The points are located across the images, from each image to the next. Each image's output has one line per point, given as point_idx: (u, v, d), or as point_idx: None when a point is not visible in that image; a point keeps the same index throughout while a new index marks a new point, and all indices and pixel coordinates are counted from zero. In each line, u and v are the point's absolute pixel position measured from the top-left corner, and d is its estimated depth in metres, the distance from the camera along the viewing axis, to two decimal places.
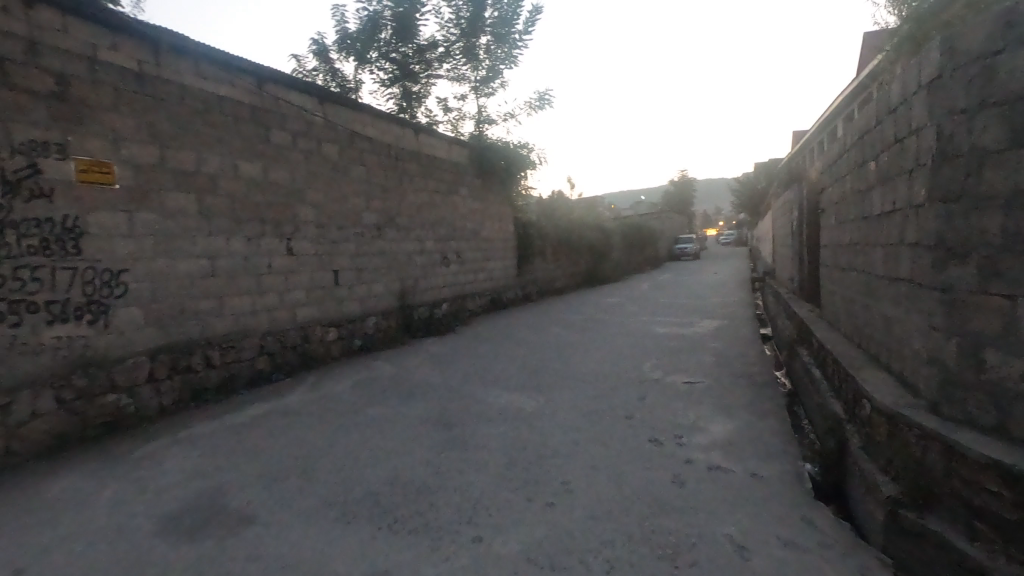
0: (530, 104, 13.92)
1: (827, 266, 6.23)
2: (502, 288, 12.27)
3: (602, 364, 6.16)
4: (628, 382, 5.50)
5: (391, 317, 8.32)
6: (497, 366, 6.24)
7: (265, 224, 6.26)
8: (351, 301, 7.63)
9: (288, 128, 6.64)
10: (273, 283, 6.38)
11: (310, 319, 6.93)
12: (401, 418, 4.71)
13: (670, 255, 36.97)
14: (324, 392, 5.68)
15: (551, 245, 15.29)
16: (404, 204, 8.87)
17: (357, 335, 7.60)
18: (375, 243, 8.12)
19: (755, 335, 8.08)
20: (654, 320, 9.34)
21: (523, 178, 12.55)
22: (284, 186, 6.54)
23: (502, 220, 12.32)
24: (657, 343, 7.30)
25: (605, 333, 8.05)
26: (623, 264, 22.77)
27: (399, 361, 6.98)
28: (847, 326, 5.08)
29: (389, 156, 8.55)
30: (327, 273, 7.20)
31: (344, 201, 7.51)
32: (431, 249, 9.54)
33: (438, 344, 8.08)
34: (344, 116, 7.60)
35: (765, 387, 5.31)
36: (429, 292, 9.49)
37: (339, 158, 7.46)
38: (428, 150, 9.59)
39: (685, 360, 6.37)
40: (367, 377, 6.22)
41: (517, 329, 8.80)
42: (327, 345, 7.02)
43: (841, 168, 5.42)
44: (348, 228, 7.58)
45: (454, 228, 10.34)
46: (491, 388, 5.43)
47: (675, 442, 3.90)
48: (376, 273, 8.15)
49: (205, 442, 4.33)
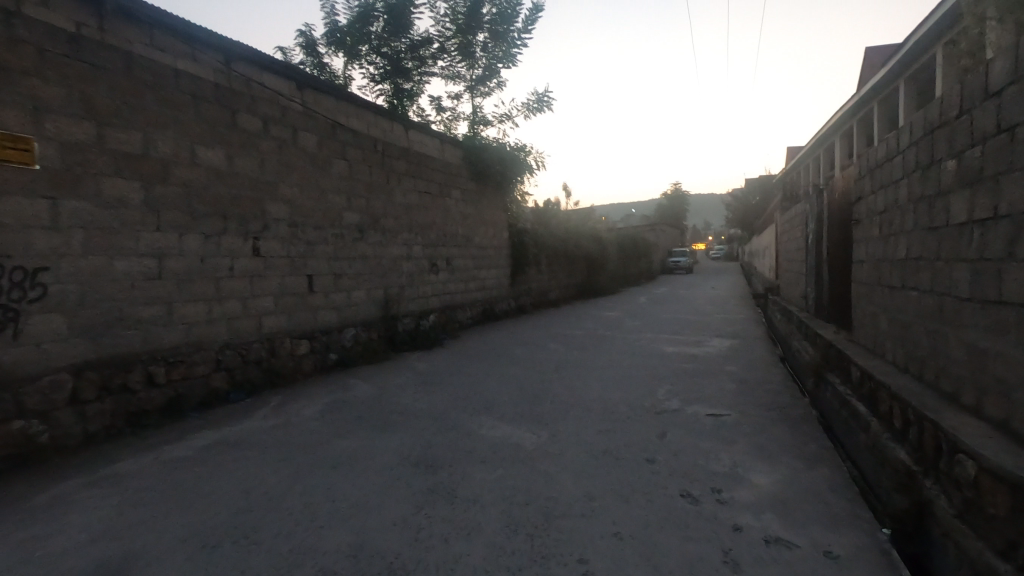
0: (528, 106, 13.26)
1: (865, 285, 5.54)
2: (494, 299, 11.50)
3: (610, 391, 5.39)
4: (643, 414, 4.73)
5: (373, 329, 7.51)
6: (491, 390, 5.46)
7: (228, 220, 5.46)
8: (327, 310, 6.81)
9: (258, 112, 5.84)
10: (236, 288, 5.57)
11: (279, 330, 6.12)
12: (374, 456, 3.90)
13: (663, 268, 36.45)
14: (288, 417, 4.86)
15: (546, 254, 14.56)
16: (391, 205, 8.10)
17: (334, 349, 6.78)
18: (357, 247, 7.32)
19: (773, 358, 7.35)
20: (660, 337, 8.60)
21: (519, 182, 11.83)
22: (253, 178, 5.75)
23: (496, 226, 11.58)
24: (668, 366, 6.56)
25: (608, 352, 7.29)
26: (618, 277, 22.11)
27: (379, 380, 6.17)
28: (901, 354, 4.38)
29: (375, 152, 7.80)
30: (300, 279, 6.39)
31: (322, 198, 6.72)
32: (419, 255, 8.75)
33: (425, 360, 7.28)
34: (325, 104, 6.85)
35: (802, 423, 4.58)
36: (415, 301, 8.68)
37: (318, 151, 6.68)
38: (418, 147, 8.84)
39: (703, 387, 5.63)
40: (341, 399, 5.40)
41: (512, 345, 8.02)
42: (297, 360, 6.19)
43: (889, 172, 4.76)
44: (325, 228, 6.78)
45: (445, 233, 9.58)
46: (484, 418, 4.64)
47: (713, 498, 3.14)
48: (357, 279, 7.35)
49: (130, 484, 3.50)
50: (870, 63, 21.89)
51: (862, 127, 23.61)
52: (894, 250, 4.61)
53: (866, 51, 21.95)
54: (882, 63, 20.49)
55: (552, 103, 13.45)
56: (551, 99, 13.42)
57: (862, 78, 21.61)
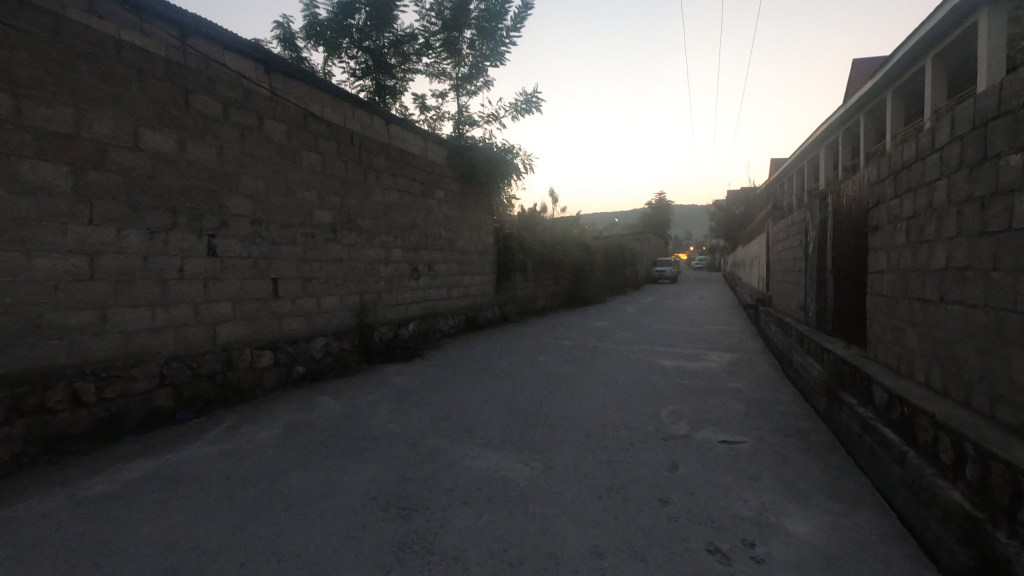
0: (516, 107, 12.75)
1: (885, 298, 5.07)
2: (478, 306, 10.90)
3: (609, 412, 4.83)
4: (648, 441, 4.17)
5: (345, 338, 6.87)
6: (474, 411, 4.85)
7: (178, 214, 4.80)
8: (294, 318, 6.16)
9: (218, 95, 5.20)
10: (186, 292, 4.90)
11: (238, 339, 5.45)
12: (335, 496, 3.28)
13: (648, 278, 36.20)
14: (239, 442, 4.21)
15: (532, 261, 14.02)
16: (368, 204, 7.48)
17: (300, 361, 6.12)
18: (329, 248, 6.68)
19: (777, 374, 6.87)
20: (655, 350, 8.08)
21: (506, 184, 11.29)
22: (209, 168, 5.10)
23: (481, 230, 11.00)
24: (668, 383, 6.04)
25: (602, 365, 6.75)
26: (604, 286, 21.67)
27: (348, 397, 5.52)
28: (938, 376, 3.89)
29: (352, 146, 7.18)
30: (263, 282, 5.74)
31: (290, 193, 6.08)
32: (398, 258, 8.13)
33: (402, 373, 6.66)
34: (296, 91, 6.23)
35: (826, 452, 4.07)
36: (393, 309, 8.04)
37: (287, 141, 6.05)
38: (398, 143, 8.25)
39: (710, 408, 5.09)
40: (304, 420, 4.76)
41: (498, 358, 7.42)
42: (257, 374, 5.52)
43: (920, 173, 4.30)
44: (294, 226, 6.14)
45: (427, 236, 8.97)
46: (467, 445, 4.04)
47: (745, 555, 2.59)
48: (329, 284, 6.70)
49: (28, 535, 2.84)
50: (858, 75, 21.89)
51: (848, 139, 23.63)
52: (927, 259, 4.14)
53: (853, 62, 21.95)
54: (870, 75, 20.47)
55: (541, 105, 12.96)
56: (539, 100, 12.93)
57: (850, 89, 21.59)
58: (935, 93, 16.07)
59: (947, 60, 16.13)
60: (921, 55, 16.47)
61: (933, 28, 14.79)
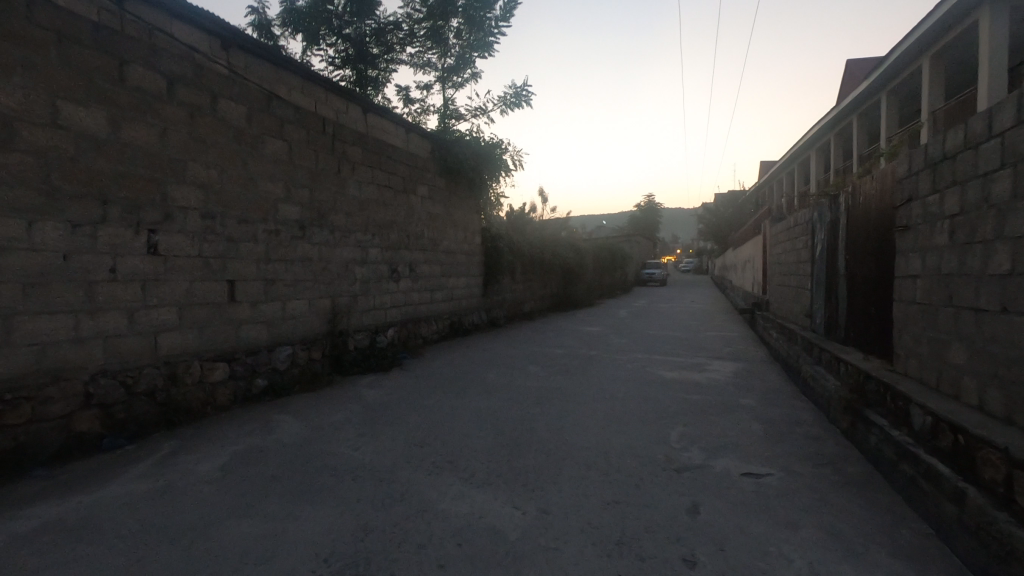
0: (505, 100, 12.13)
1: (919, 307, 4.51)
2: (464, 311, 10.23)
3: (610, 437, 4.20)
4: (658, 474, 3.56)
5: (314, 347, 6.18)
6: (454, 436, 4.21)
7: (110, 205, 4.11)
8: (254, 325, 5.47)
9: (163, 69, 4.50)
10: (120, 296, 4.20)
11: (185, 350, 4.75)
12: (277, 554, 2.62)
13: (638, 280, 35.80)
14: (173, 478, 3.52)
15: (521, 262, 13.39)
16: (343, 199, 6.79)
17: (261, 373, 5.43)
18: (296, 247, 5.99)
19: (789, 387, 6.29)
20: (654, 359, 7.48)
21: (494, 181, 10.64)
22: (150, 152, 4.41)
23: (467, 229, 10.35)
24: (674, 399, 5.43)
25: (598, 378, 6.14)
26: (594, 289, 21.15)
27: (313, 417, 4.84)
28: (1000, 399, 3.33)
29: (324, 135, 6.50)
30: (218, 285, 5.03)
31: (251, 184, 5.39)
32: (376, 259, 7.45)
33: (378, 387, 5.99)
34: (258, 71, 5.54)
35: (867, 487, 3.48)
36: (370, 314, 7.36)
37: (248, 126, 5.36)
38: (376, 134, 7.57)
39: (724, 430, 4.50)
40: (256, 447, 4.08)
41: (484, 369, 6.77)
42: (208, 390, 4.83)
43: (971, 162, 3.74)
44: (255, 222, 5.44)
45: (408, 235, 8.30)
46: (445, 483, 3.38)
47: None
48: (296, 287, 6.01)
49: None
50: (851, 76, 21.60)
51: (840, 141, 23.36)
52: (982, 262, 3.57)
53: (846, 63, 21.66)
54: (864, 76, 20.17)
55: (531, 98, 12.34)
56: (530, 94, 12.31)
57: (843, 90, 21.29)
58: (932, 93, 15.74)
59: (944, 61, 15.83)
60: (918, 55, 16.14)
61: (932, 27, 14.45)
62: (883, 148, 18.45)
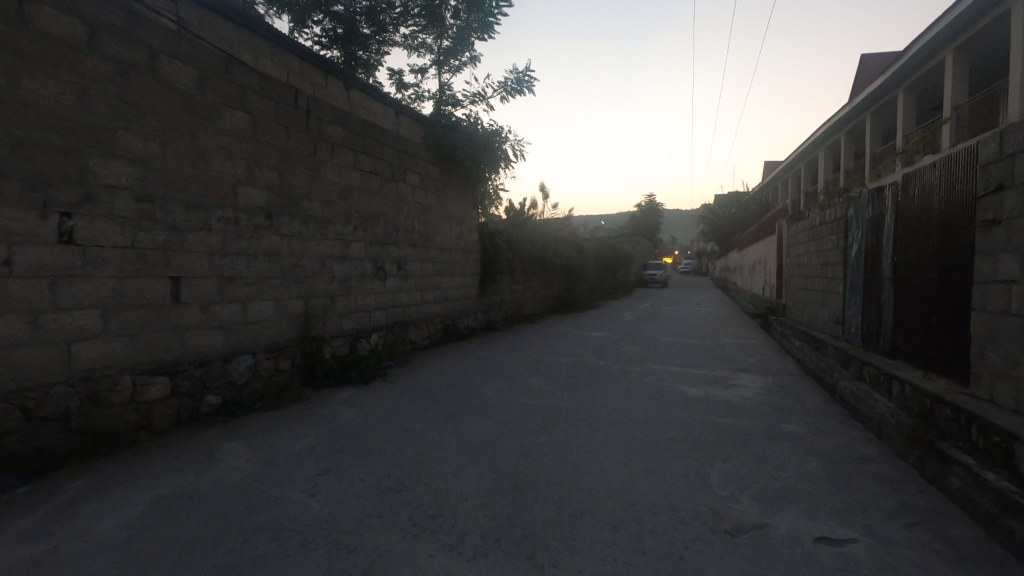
0: (506, 86, 11.26)
1: (1017, 319, 3.65)
2: (458, 313, 9.36)
3: (638, 483, 3.33)
4: (705, 539, 2.70)
5: (281, 357, 5.29)
6: (441, 479, 3.34)
7: (3, 179, 3.24)
8: (206, 331, 4.58)
9: (84, 14, 3.63)
10: (19, 295, 3.33)
11: (111, 363, 3.86)
12: None
13: (640, 281, 34.97)
14: (59, 540, 2.64)
15: (521, 261, 12.53)
16: (319, 185, 5.90)
17: (213, 389, 4.55)
18: (261, 239, 5.11)
19: (833, 408, 5.43)
20: (672, 372, 6.63)
21: (493, 171, 9.76)
22: (64, 117, 3.54)
23: (463, 224, 9.48)
24: (705, 425, 4.57)
25: (612, 397, 5.28)
26: (596, 290, 20.32)
27: (269, 445, 3.96)
28: None
29: (298, 109, 5.60)
30: (157, 282, 4.15)
31: (203, 162, 4.50)
32: (358, 254, 6.56)
33: (355, 404, 5.11)
34: (214, 29, 4.65)
35: (985, 560, 2.62)
36: (351, 317, 6.47)
37: (201, 92, 4.47)
38: (359, 113, 6.68)
39: (775, 469, 3.63)
40: (186, 490, 3.20)
41: (481, 382, 5.89)
42: (140, 411, 3.95)
43: None
44: (208, 207, 4.56)
45: (397, 229, 7.42)
46: (424, 554, 2.51)
47: None
48: (259, 286, 5.12)
49: None
50: (865, 72, 20.84)
51: (852, 139, 22.56)
52: None
53: (860, 58, 20.84)
54: (879, 71, 19.37)
55: (534, 84, 11.47)
56: (532, 80, 11.45)
57: (856, 86, 20.52)
58: (955, 88, 14.94)
59: (968, 54, 15.04)
60: (940, 48, 15.38)
61: (958, 18, 13.68)
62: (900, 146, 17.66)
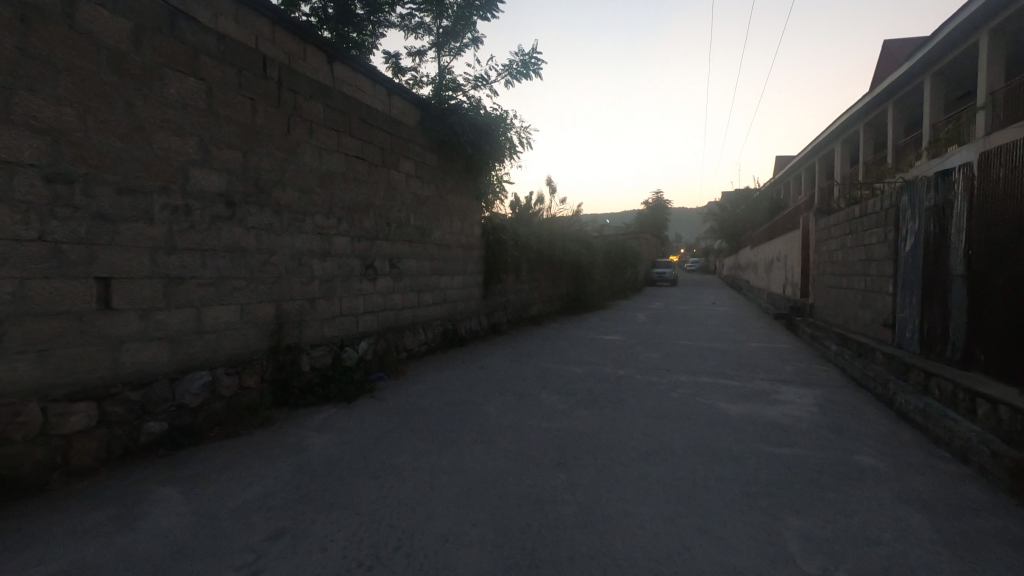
0: (511, 69, 10.40)
1: None
2: (460, 315, 8.52)
3: (692, 554, 2.48)
4: None
5: (247, 372, 4.45)
6: (428, 550, 2.49)
7: None
8: (148, 344, 3.75)
9: None
10: None
11: (12, 388, 3.04)
12: None
13: (648, 279, 34.02)
14: None
15: (527, 259, 11.68)
16: (294, 170, 5.06)
17: (156, 415, 3.72)
18: (220, 233, 4.28)
19: (902, 431, 4.55)
20: (703, 385, 5.76)
21: (498, 160, 8.89)
22: None
23: (464, 219, 8.63)
24: (760, 458, 3.69)
25: (640, 420, 4.43)
26: (606, 289, 19.48)
27: (214, 492, 3.13)
28: None
29: (267, 80, 4.75)
30: (78, 285, 3.32)
31: (141, 137, 3.67)
32: (342, 251, 5.72)
33: (333, 429, 4.28)
34: None
35: None
36: (334, 323, 5.63)
37: (137, 50, 3.63)
38: (344, 89, 5.84)
39: (867, 527, 2.78)
40: (84, 566, 2.38)
41: (484, 400, 5.04)
42: (51, 447, 3.13)
43: None
44: (149, 192, 3.72)
45: (388, 222, 6.57)
46: None
47: None
48: (219, 289, 4.29)
49: None
50: (889, 59, 19.85)
51: (872, 131, 21.59)
52: None
53: (882, 45, 19.84)
54: (904, 58, 18.40)
55: (541, 67, 10.61)
56: (539, 62, 10.59)
57: (878, 75, 19.55)
58: (991, 72, 13.97)
59: (1005, 36, 14.05)
60: (974, 31, 14.41)
61: None
62: (927, 136, 16.70)
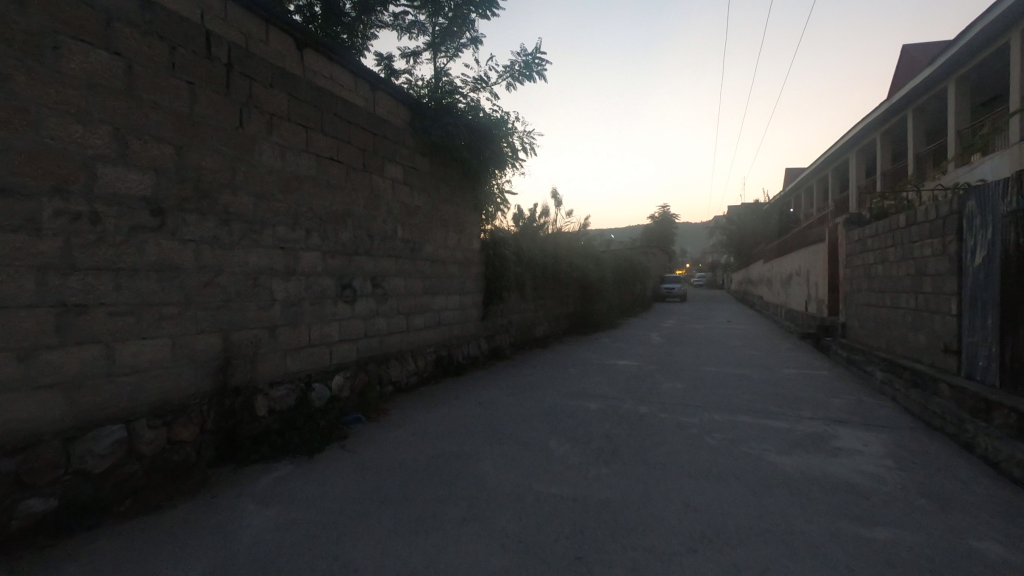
0: (512, 71, 9.59)
1: None
2: (456, 340, 7.60)
3: None
4: None
5: (180, 423, 3.53)
6: None
7: None
8: (31, 394, 2.85)
9: None
10: None
11: None
12: None
13: (656, 294, 33.06)
14: None
15: (532, 276, 10.77)
16: (248, 172, 4.18)
17: (42, 489, 2.80)
18: (145, 247, 3.39)
19: (1010, 495, 3.57)
20: (743, 427, 4.81)
21: (500, 169, 8.00)
22: None
23: (462, 232, 7.74)
24: (846, 547, 2.73)
25: (676, 484, 3.47)
26: (615, 306, 18.52)
27: None
28: None
29: (214, 62, 3.91)
30: None
31: (24, 122, 2.83)
32: (312, 269, 4.82)
33: (284, 497, 3.34)
34: None
35: None
36: (301, 355, 4.71)
37: (18, 10, 2.80)
38: (316, 80, 4.98)
39: None
40: None
41: (479, 453, 4.09)
42: None
43: None
44: (34, 194, 2.86)
45: (371, 236, 5.68)
46: None
47: None
48: (144, 317, 3.40)
49: None
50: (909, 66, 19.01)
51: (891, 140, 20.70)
52: None
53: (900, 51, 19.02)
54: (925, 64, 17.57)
55: (545, 68, 9.80)
56: (543, 63, 9.78)
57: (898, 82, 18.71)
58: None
59: None
60: (1004, 32, 13.53)
61: None
62: (954, 144, 15.77)
